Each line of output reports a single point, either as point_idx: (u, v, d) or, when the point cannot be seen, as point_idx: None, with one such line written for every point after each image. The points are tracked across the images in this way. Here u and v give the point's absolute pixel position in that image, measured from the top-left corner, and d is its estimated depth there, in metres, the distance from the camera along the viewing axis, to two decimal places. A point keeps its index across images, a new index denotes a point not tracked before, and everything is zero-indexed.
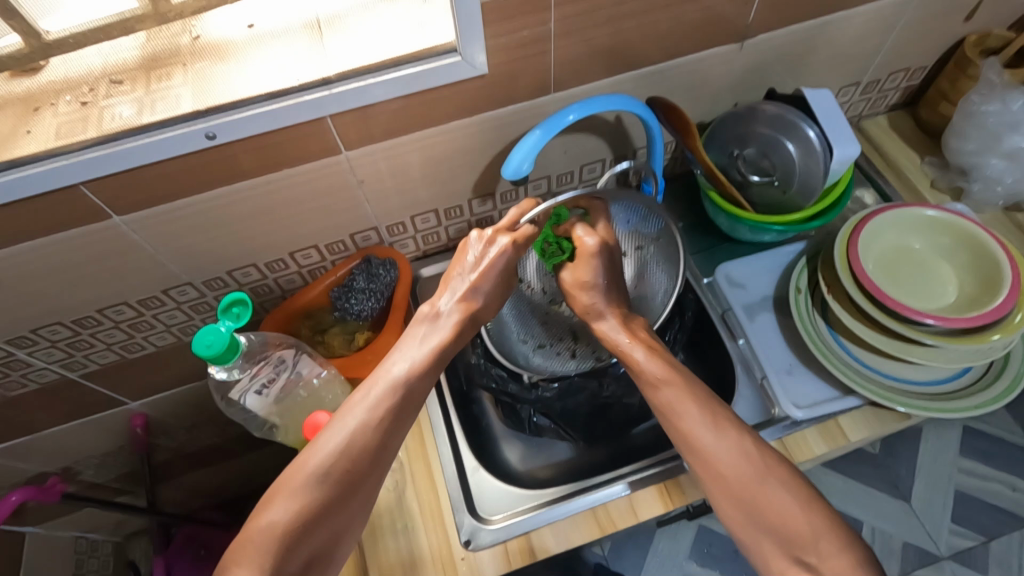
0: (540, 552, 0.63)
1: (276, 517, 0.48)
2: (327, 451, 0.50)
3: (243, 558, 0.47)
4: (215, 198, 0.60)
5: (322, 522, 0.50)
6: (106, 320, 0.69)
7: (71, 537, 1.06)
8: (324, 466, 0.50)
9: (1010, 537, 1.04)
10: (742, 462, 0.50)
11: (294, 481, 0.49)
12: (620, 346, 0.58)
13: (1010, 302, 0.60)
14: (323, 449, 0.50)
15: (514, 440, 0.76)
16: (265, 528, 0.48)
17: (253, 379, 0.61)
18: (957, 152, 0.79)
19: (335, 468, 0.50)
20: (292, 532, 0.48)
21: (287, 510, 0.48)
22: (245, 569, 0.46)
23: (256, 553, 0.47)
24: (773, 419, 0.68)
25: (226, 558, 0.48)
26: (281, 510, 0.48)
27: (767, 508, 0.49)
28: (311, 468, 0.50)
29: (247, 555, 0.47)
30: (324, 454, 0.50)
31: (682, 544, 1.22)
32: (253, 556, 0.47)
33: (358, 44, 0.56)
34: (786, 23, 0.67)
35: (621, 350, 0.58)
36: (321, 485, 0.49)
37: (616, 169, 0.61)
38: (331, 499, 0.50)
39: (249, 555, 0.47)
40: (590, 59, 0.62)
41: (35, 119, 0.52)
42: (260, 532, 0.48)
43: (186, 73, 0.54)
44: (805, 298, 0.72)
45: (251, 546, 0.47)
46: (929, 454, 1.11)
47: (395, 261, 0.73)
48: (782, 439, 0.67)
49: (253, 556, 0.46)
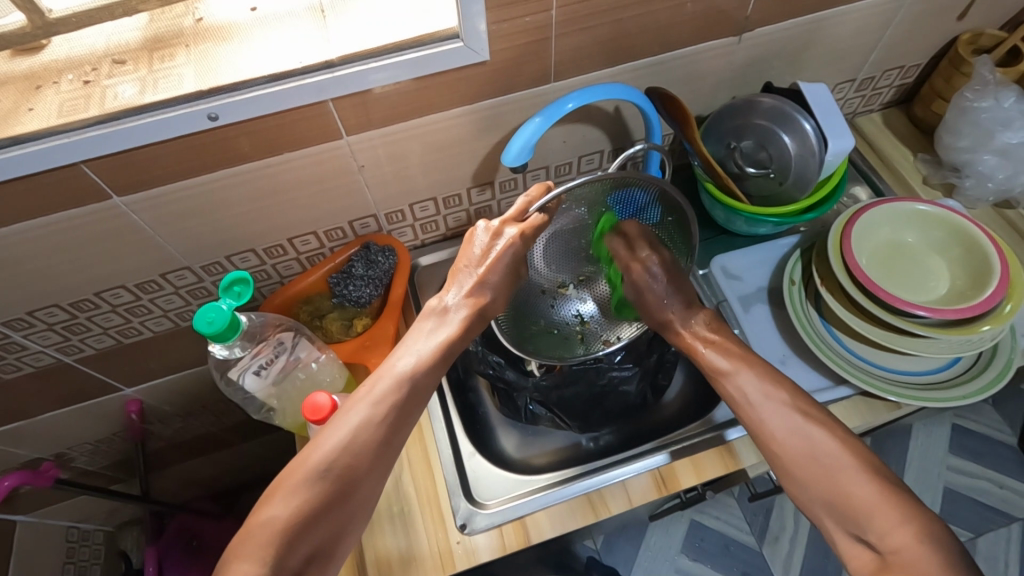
0: (535, 537, 0.64)
1: (277, 514, 0.48)
2: (329, 447, 0.51)
3: (244, 552, 0.47)
4: (215, 180, 0.60)
5: (324, 517, 0.50)
6: (103, 304, 0.69)
7: (62, 526, 1.06)
8: (325, 463, 0.50)
9: (995, 533, 1.20)
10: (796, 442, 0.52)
11: (295, 477, 0.50)
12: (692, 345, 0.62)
13: (999, 294, 0.62)
14: (325, 445, 0.51)
15: (511, 428, 0.76)
16: (266, 523, 0.48)
17: (253, 359, 0.61)
18: (950, 148, 0.80)
19: (336, 464, 0.50)
20: (292, 528, 0.48)
21: (288, 505, 0.49)
22: (245, 564, 0.46)
23: (258, 548, 0.47)
24: None
25: (227, 553, 0.47)
26: (281, 506, 0.49)
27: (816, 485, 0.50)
28: (312, 465, 0.50)
29: (248, 549, 0.47)
30: (325, 451, 0.51)
31: (675, 538, 1.24)
32: (254, 551, 0.47)
33: (360, 29, 0.56)
34: (783, 17, 0.68)
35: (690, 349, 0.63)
36: (320, 481, 0.50)
37: (626, 154, 0.60)
38: (332, 495, 0.50)
39: (249, 549, 0.47)
40: (590, 48, 0.62)
41: (36, 98, 0.52)
42: (262, 527, 0.48)
43: (189, 53, 0.54)
44: (800, 289, 0.73)
45: (252, 540, 0.47)
46: (918, 451, 1.28)
47: (393, 249, 0.74)
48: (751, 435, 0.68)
49: (255, 551, 0.46)
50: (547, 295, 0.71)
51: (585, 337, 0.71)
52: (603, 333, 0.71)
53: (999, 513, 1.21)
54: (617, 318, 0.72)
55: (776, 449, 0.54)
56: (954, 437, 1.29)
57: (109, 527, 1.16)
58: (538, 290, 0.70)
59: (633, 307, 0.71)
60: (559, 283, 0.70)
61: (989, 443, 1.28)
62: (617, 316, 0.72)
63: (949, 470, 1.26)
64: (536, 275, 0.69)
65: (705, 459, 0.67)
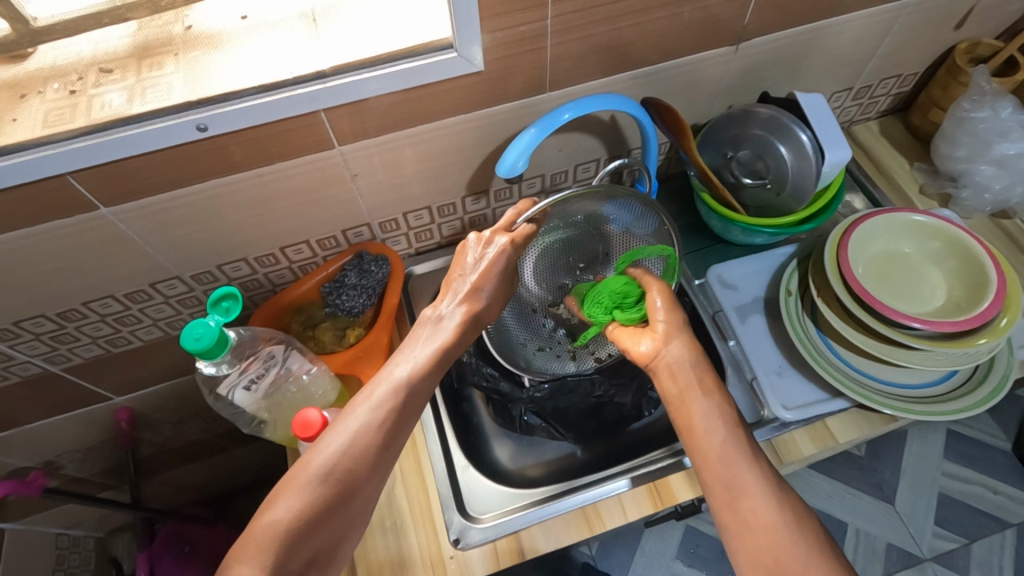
0: (529, 551, 0.63)
1: (280, 516, 0.47)
2: (330, 450, 0.50)
3: (244, 556, 0.46)
4: (205, 190, 0.59)
5: (324, 521, 0.49)
6: (91, 313, 0.68)
7: (51, 533, 1.04)
8: (325, 466, 0.49)
9: (990, 540, 1.20)
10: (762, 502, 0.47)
11: (297, 481, 0.48)
12: (673, 396, 0.53)
13: (997, 307, 0.61)
14: (326, 450, 0.50)
15: (505, 438, 0.75)
16: (268, 526, 0.47)
17: (241, 375, 0.60)
18: (946, 158, 0.80)
19: (337, 468, 0.49)
20: (293, 531, 0.47)
21: (290, 507, 0.48)
22: (246, 568, 0.45)
23: (259, 551, 0.46)
24: (762, 420, 0.69)
25: (228, 555, 0.47)
26: (284, 509, 0.48)
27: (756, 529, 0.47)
28: (313, 469, 0.49)
29: (250, 552, 0.46)
30: (327, 456, 0.50)
31: (670, 545, 1.23)
32: (255, 554, 0.46)
33: (352, 36, 0.55)
34: (781, 27, 0.67)
35: (674, 400, 0.53)
36: (323, 484, 0.49)
37: (606, 169, 0.64)
38: (332, 500, 0.49)
39: (250, 552, 0.46)
40: (588, 57, 0.62)
41: (21, 107, 0.51)
42: (263, 530, 0.47)
43: (178, 62, 0.53)
44: (796, 300, 0.73)
45: (252, 544, 0.46)
46: (914, 457, 1.28)
47: (387, 257, 0.73)
48: (773, 441, 0.67)
49: (256, 553, 0.45)
50: (539, 314, 0.72)
51: (575, 354, 0.72)
52: (594, 351, 0.72)
53: (994, 519, 1.22)
54: (607, 334, 0.71)
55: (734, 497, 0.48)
56: (949, 443, 1.29)
57: (100, 533, 1.15)
58: (529, 309, 0.72)
59: None
60: (549, 302, 0.72)
61: (984, 449, 1.29)
62: (607, 334, 0.71)
63: (944, 476, 1.26)
64: (526, 293, 0.71)
65: None
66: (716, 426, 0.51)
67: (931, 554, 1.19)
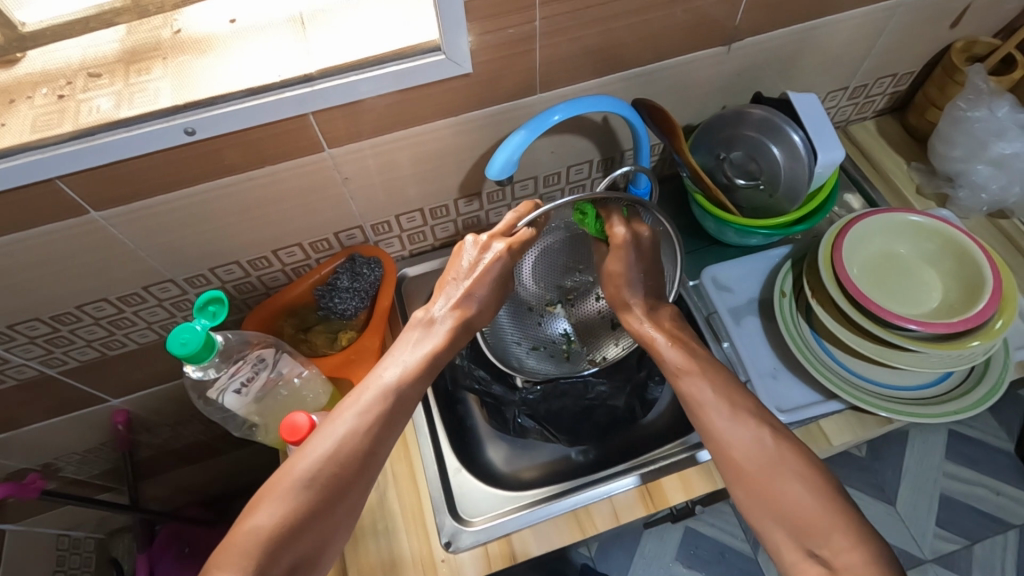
0: (521, 555, 0.63)
1: (262, 521, 0.47)
2: (314, 455, 0.50)
3: (226, 561, 0.45)
4: (195, 194, 0.59)
5: (308, 527, 0.49)
6: (85, 317, 0.68)
7: (52, 534, 1.05)
8: (310, 471, 0.49)
9: (992, 541, 1.19)
10: (780, 475, 0.50)
11: (280, 486, 0.49)
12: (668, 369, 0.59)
13: (991, 309, 0.61)
14: (311, 454, 0.50)
15: (498, 440, 0.75)
16: (252, 531, 0.47)
17: (231, 379, 0.60)
18: (943, 158, 0.80)
19: (322, 473, 0.49)
20: (276, 537, 0.47)
21: (273, 513, 0.48)
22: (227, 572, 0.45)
23: (240, 557, 0.46)
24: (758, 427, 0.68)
25: (210, 561, 0.47)
26: (267, 514, 0.48)
27: (779, 498, 0.49)
28: (298, 472, 0.49)
29: (230, 558, 0.46)
30: (312, 460, 0.50)
31: (670, 546, 1.23)
32: (235, 560, 0.45)
33: (340, 40, 0.55)
34: (774, 27, 0.67)
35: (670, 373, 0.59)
36: (306, 489, 0.49)
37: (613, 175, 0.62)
38: (318, 504, 0.49)
39: (232, 557, 0.46)
40: (578, 58, 0.61)
41: (10, 112, 0.51)
42: (246, 535, 0.47)
43: (166, 66, 0.53)
44: (790, 302, 0.72)
45: (234, 550, 0.46)
46: (915, 458, 1.28)
47: (379, 260, 0.73)
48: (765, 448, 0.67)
49: (237, 560, 0.45)
50: (536, 312, 0.74)
51: (570, 355, 0.74)
52: (589, 352, 0.74)
53: (996, 520, 1.21)
54: (602, 337, 0.74)
55: (755, 474, 0.51)
56: (950, 443, 1.29)
57: (101, 534, 1.16)
58: (527, 307, 0.74)
59: (618, 327, 0.73)
60: (546, 301, 0.74)
61: (987, 450, 1.28)
62: (601, 336, 0.74)
63: (946, 477, 1.25)
64: (524, 291, 0.74)
65: (695, 475, 0.66)
66: (713, 414, 0.55)
67: (933, 556, 1.18)
